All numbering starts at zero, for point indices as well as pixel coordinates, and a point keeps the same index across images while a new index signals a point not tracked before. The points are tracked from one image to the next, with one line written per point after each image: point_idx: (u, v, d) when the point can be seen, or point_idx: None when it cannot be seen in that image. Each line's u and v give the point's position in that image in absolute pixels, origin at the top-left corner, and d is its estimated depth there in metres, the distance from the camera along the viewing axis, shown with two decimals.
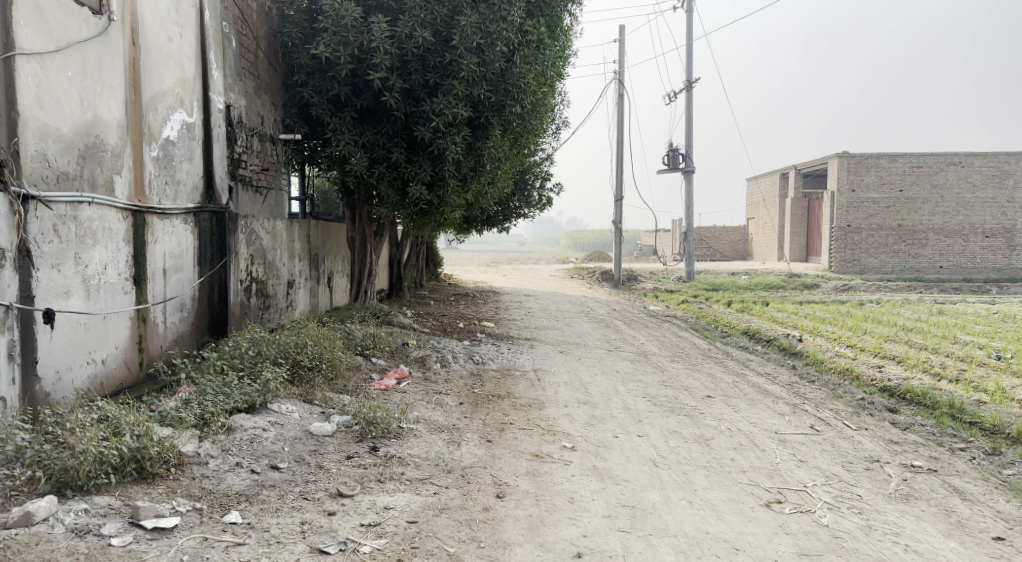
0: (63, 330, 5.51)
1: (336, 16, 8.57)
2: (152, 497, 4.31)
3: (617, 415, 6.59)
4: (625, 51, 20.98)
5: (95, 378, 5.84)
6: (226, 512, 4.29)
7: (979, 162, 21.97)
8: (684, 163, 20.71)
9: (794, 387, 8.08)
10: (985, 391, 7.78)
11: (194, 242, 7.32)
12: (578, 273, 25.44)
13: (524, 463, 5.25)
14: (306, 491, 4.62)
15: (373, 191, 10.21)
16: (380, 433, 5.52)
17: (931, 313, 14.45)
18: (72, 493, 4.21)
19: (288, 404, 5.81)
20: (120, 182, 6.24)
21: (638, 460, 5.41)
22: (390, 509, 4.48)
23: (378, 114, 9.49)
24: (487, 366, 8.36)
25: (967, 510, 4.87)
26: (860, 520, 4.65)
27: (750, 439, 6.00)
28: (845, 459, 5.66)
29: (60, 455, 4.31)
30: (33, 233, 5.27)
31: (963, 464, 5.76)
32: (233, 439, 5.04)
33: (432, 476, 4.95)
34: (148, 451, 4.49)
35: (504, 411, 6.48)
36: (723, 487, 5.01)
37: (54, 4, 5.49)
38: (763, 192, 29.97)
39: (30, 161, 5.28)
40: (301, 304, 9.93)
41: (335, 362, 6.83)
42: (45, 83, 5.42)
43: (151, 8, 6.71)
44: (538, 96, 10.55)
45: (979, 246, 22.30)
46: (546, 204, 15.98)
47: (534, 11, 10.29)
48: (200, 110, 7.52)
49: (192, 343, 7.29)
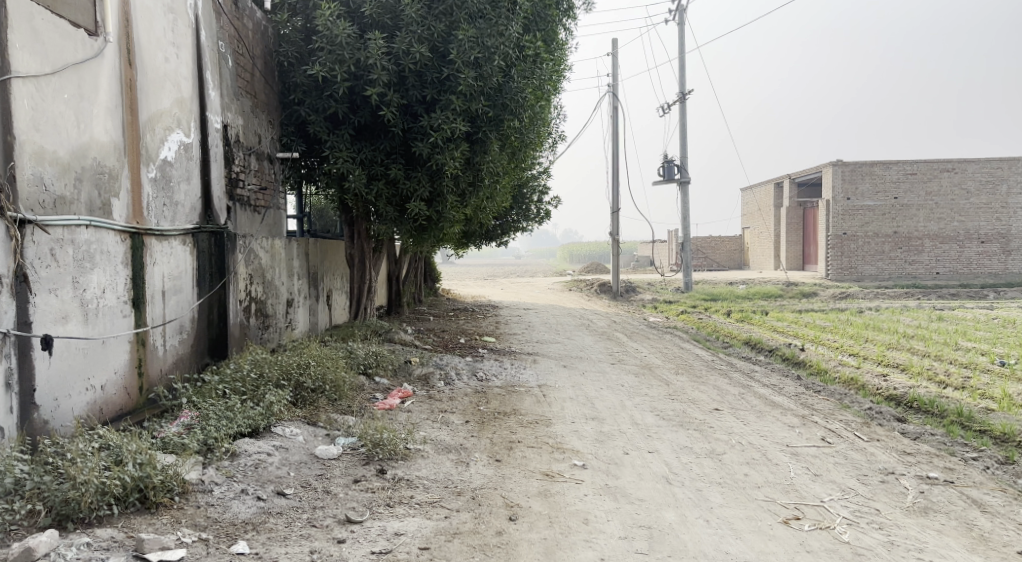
0: (60, 356, 5.40)
1: (330, 35, 8.47)
2: (156, 528, 4.21)
3: (625, 430, 6.50)
4: (618, 65, 21.04)
5: (95, 405, 5.72)
6: (232, 542, 4.20)
7: (973, 168, 22.01)
8: (680, 174, 20.68)
9: (801, 398, 7.98)
10: (992, 398, 7.70)
11: (192, 263, 7.19)
12: (576, 284, 25.43)
13: (535, 483, 5.14)
14: (313, 518, 4.51)
15: (372, 208, 10.10)
16: (387, 455, 5.40)
17: (931, 320, 14.33)
18: (73, 526, 4.11)
19: (292, 427, 5.70)
20: (117, 204, 6.14)
21: (650, 477, 5.31)
22: (401, 535, 4.38)
23: (375, 130, 9.43)
24: (490, 383, 8.23)
25: (988, 523, 4.78)
26: (881, 536, 4.56)
27: (763, 453, 5.90)
28: (861, 472, 5.57)
29: (61, 486, 4.20)
30: (30, 258, 5.19)
31: (979, 474, 5.67)
32: (237, 465, 4.93)
33: (442, 499, 4.84)
34: (151, 480, 4.39)
35: (511, 429, 6.37)
36: (739, 504, 4.91)
37: (49, 26, 5.43)
38: (759, 201, 29.94)
39: (26, 185, 5.20)
40: (301, 323, 9.80)
41: (338, 383, 6.73)
42: (41, 106, 5.35)
43: (147, 29, 6.64)
44: (535, 109, 10.50)
45: (974, 252, 22.30)
46: (544, 217, 15.87)
47: (532, 25, 10.32)
48: (196, 131, 7.44)
49: (191, 366, 7.15)
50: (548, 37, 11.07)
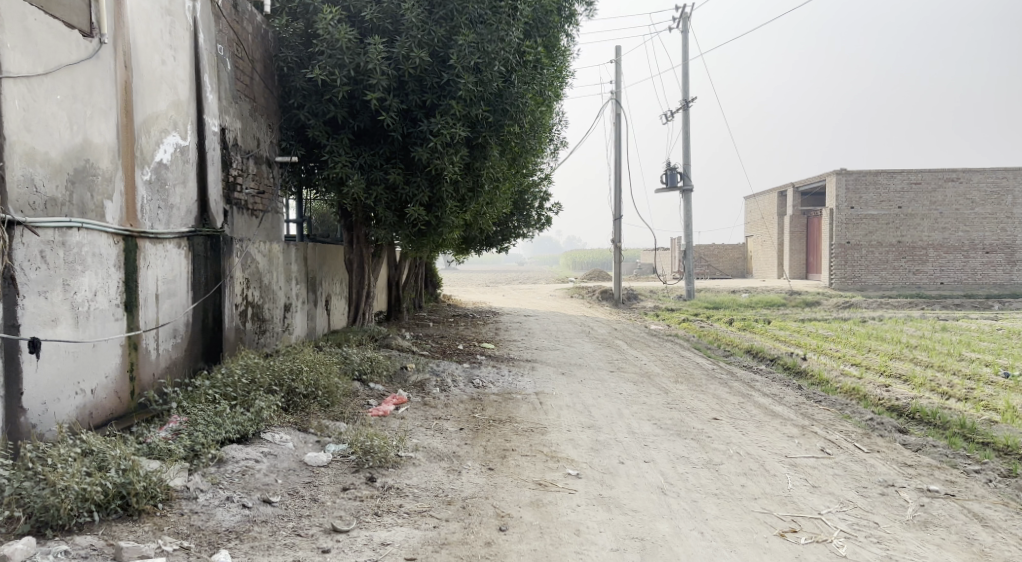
0: (49, 360, 5.34)
1: (331, 39, 8.43)
2: (137, 536, 4.14)
3: (621, 439, 6.40)
4: (621, 72, 21.03)
5: (84, 409, 5.66)
6: (214, 551, 4.13)
7: (977, 179, 21.92)
8: (682, 181, 20.63)
9: (801, 408, 7.89)
10: (995, 410, 7.60)
11: (187, 266, 7.13)
12: (578, 292, 25.25)
13: (528, 493, 5.05)
14: (298, 527, 4.43)
15: (371, 213, 10.03)
16: (377, 463, 5.31)
17: (934, 331, 14.20)
18: (52, 534, 4.05)
19: (282, 433, 5.62)
20: (110, 206, 6.09)
21: (645, 488, 5.21)
22: (387, 545, 4.30)
23: (375, 135, 9.40)
24: (487, 390, 8.14)
25: (989, 538, 4.68)
26: (879, 551, 4.47)
27: (760, 463, 5.80)
28: (860, 484, 5.46)
29: (40, 492, 4.14)
30: (19, 259, 5.14)
31: (981, 487, 5.57)
32: (224, 472, 4.85)
33: (432, 508, 4.76)
34: (134, 487, 4.32)
35: (505, 437, 6.29)
36: (735, 515, 4.82)
37: (43, 27, 5.39)
38: (762, 210, 29.85)
39: (16, 186, 5.15)
40: (298, 328, 9.72)
41: (331, 389, 6.67)
42: (33, 107, 5.31)
43: (144, 31, 6.60)
44: (536, 116, 10.48)
45: (979, 262, 22.14)
46: (545, 223, 15.89)
47: (533, 31, 10.30)
48: (193, 134, 7.40)
49: (184, 370, 7.08)
50: (551, 43, 11.07)
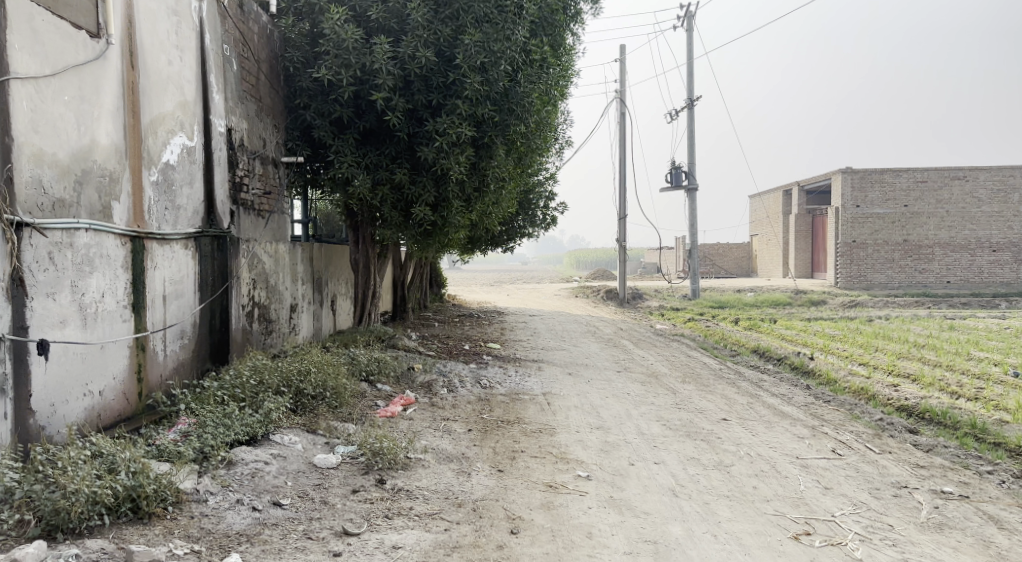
0: (57, 361, 5.33)
1: (336, 39, 8.40)
2: (147, 539, 4.13)
3: (631, 440, 6.37)
4: (625, 71, 20.98)
5: (92, 411, 5.65)
6: (225, 554, 4.11)
7: (984, 177, 21.82)
8: (687, 181, 20.57)
9: (810, 408, 7.84)
10: (1006, 410, 7.54)
11: (194, 267, 7.11)
12: (583, 291, 25.23)
13: (538, 495, 5.02)
14: (309, 530, 4.41)
15: (376, 213, 10.02)
16: (387, 465, 5.29)
17: (942, 330, 14.10)
18: (62, 537, 4.03)
19: (290, 435, 5.59)
20: (117, 207, 6.07)
21: (656, 490, 5.18)
22: (399, 548, 4.27)
23: (380, 135, 9.35)
24: (495, 390, 8.11)
25: (1005, 540, 4.64)
26: (894, 554, 4.43)
27: (771, 465, 5.76)
28: (872, 486, 5.42)
29: (51, 495, 4.12)
30: (27, 262, 5.12)
31: (995, 489, 5.51)
32: (234, 474, 4.83)
33: (442, 510, 4.73)
34: (144, 489, 4.31)
35: (514, 438, 6.25)
36: (748, 518, 4.78)
37: (50, 27, 5.37)
38: (767, 208, 29.76)
39: (24, 187, 5.14)
40: (304, 328, 9.70)
41: (339, 390, 6.65)
42: (41, 108, 5.29)
43: (150, 31, 6.58)
44: (541, 115, 10.46)
45: (987, 261, 22.01)
46: (550, 222, 15.85)
47: (539, 30, 10.26)
48: (200, 134, 7.36)
49: (192, 371, 7.06)
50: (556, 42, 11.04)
